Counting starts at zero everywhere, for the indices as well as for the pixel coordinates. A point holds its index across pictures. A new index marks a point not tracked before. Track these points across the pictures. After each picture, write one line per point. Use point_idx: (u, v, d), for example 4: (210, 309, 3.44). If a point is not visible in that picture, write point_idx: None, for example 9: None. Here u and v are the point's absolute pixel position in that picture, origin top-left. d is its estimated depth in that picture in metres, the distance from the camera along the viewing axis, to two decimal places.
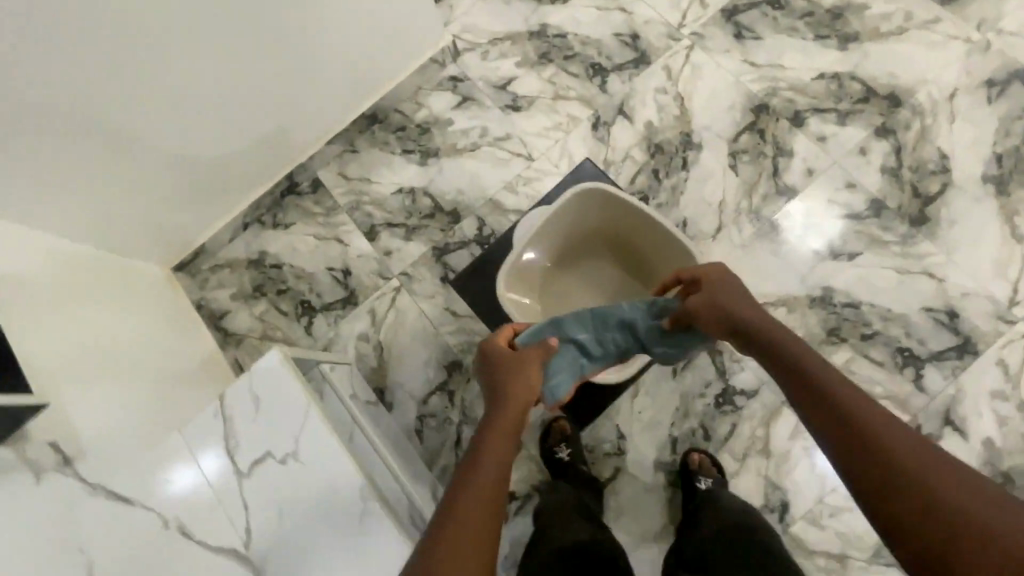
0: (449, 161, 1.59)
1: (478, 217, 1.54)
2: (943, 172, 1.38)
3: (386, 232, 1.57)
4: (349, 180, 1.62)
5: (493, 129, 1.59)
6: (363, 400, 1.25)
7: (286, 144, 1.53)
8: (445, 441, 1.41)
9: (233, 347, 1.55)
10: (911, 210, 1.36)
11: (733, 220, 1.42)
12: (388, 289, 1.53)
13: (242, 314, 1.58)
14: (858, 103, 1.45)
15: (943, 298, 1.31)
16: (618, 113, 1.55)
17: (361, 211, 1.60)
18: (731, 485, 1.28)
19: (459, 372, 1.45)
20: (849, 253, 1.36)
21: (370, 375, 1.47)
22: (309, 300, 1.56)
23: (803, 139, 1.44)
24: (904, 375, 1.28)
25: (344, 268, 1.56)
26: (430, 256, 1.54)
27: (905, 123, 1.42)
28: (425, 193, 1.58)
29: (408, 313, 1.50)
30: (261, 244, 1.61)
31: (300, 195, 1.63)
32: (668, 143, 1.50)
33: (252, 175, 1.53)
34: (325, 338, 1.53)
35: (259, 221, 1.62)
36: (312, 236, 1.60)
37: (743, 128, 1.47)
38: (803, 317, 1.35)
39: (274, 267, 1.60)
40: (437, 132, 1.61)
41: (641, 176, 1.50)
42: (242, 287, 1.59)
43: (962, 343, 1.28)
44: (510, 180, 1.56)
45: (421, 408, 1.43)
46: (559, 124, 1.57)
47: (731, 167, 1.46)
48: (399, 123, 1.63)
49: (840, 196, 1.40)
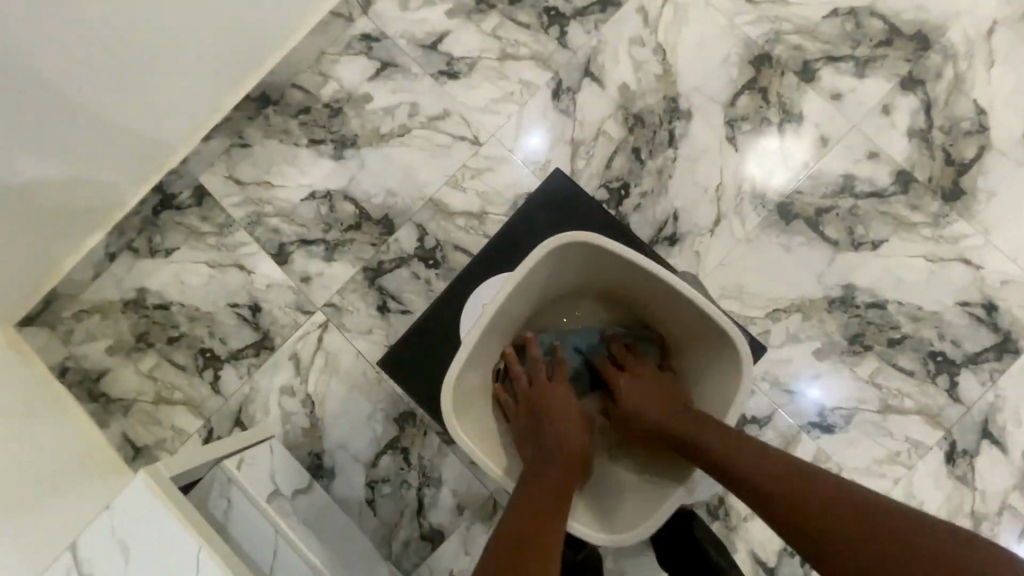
0: (373, 152, 1.24)
1: (417, 224, 1.21)
2: (980, 131, 1.13)
3: (300, 252, 1.22)
4: (245, 186, 1.25)
5: (426, 105, 1.24)
6: (288, 494, 1.02)
7: (151, 150, 1.13)
8: (404, 510, 1.14)
9: (116, 419, 1.19)
10: (943, 182, 1.13)
11: (734, 208, 1.15)
12: (312, 326, 1.20)
13: (125, 372, 1.21)
14: (880, 46, 1.16)
15: (981, 289, 1.10)
16: (584, 75, 1.22)
17: (264, 226, 1.24)
18: (745, 531, 1.08)
19: (413, 425, 1.16)
20: (873, 241, 1.12)
21: (300, 439, 1.16)
22: (211, 347, 1.21)
23: (813, 98, 1.17)
24: (938, 384, 1.09)
25: (252, 303, 1.22)
26: (360, 279, 1.20)
27: (936, 71, 1.15)
28: (345, 196, 1.23)
29: (341, 355, 1.18)
30: (138, 278, 1.23)
31: (182, 211, 1.24)
32: (649, 112, 1.19)
33: (112, 195, 1.14)
34: (239, 396, 1.19)
35: (132, 249, 1.23)
36: (205, 263, 1.23)
37: (740, 88, 1.18)
38: (822, 324, 1.12)
39: (160, 308, 1.22)
40: (352, 113, 1.25)
41: (618, 158, 1.19)
42: (121, 338, 1.22)
43: (1002, 341, 1.09)
44: (454, 173, 1.22)
45: (370, 473, 1.15)
46: (510, 93, 1.23)
47: (728, 139, 1.17)
48: (301, 102, 1.25)
49: (862, 169, 1.14)
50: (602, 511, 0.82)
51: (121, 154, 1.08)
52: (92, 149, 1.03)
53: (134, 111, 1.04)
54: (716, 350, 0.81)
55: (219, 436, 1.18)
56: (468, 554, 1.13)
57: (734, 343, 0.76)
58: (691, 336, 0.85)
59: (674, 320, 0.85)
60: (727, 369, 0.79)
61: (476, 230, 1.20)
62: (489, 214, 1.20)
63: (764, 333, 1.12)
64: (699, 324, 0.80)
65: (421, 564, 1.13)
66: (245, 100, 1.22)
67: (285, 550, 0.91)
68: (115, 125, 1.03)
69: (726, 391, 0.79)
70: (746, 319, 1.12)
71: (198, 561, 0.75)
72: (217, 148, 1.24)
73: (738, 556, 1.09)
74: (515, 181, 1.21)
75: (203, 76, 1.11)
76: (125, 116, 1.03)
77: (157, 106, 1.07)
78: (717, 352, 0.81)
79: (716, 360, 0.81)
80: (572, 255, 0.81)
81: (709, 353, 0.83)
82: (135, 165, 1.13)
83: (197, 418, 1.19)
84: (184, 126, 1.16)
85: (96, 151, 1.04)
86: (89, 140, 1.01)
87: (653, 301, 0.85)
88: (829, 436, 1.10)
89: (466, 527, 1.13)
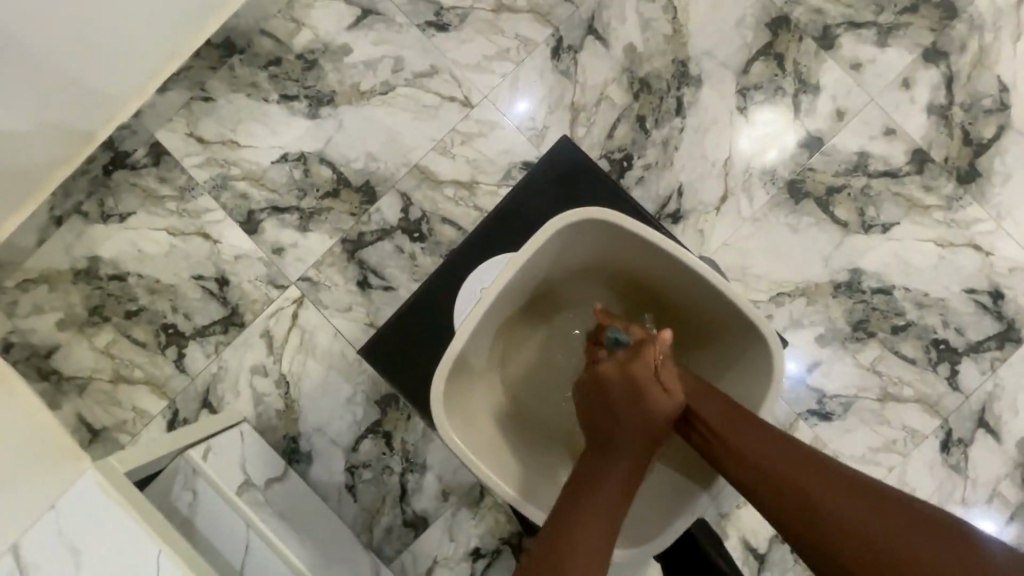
0: (353, 111, 1.12)
1: (401, 193, 1.11)
2: (1001, 110, 1.08)
3: (271, 220, 1.12)
4: (208, 144, 1.12)
5: (412, 60, 1.12)
6: (261, 483, 0.95)
7: (96, 105, 1.00)
8: (385, 496, 1.07)
9: (67, 399, 1.08)
10: (959, 163, 1.08)
11: (742, 185, 1.08)
12: (286, 301, 1.10)
13: (77, 349, 1.09)
14: (904, 13, 1.09)
15: (989, 276, 1.07)
16: (586, 33, 1.11)
17: (231, 190, 1.12)
18: (736, 521, 1.05)
19: (396, 407, 1.08)
20: (883, 224, 1.07)
21: (273, 422, 1.08)
22: (175, 323, 1.11)
23: (830, 68, 1.09)
24: (938, 372, 1.07)
25: (219, 276, 1.11)
26: (339, 251, 1.11)
27: (960, 43, 1.08)
28: (321, 159, 1.12)
29: (317, 333, 1.09)
30: (88, 246, 1.11)
31: (137, 171, 1.12)
32: (657, 77, 1.10)
33: (51, 154, 1.00)
34: (205, 376, 1.09)
35: (81, 213, 1.11)
36: (165, 231, 1.12)
37: (755, 53, 1.10)
38: (826, 310, 1.07)
39: (115, 280, 1.11)
40: (329, 66, 1.13)
41: (621, 126, 1.10)
42: (72, 311, 1.10)
43: (1005, 330, 1.07)
44: (443, 137, 1.12)
45: (350, 457, 1.08)
46: (505, 50, 1.12)
47: (740, 109, 1.09)
48: (271, 53, 1.13)
49: (877, 147, 1.08)
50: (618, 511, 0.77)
51: (61, 106, 0.94)
52: (33, 100, 0.89)
53: (74, 56, 0.90)
54: (743, 346, 0.74)
55: (184, 419, 1.09)
56: (453, 540, 1.06)
57: (762, 334, 0.70)
58: (713, 329, 0.78)
59: (693, 312, 0.78)
60: (755, 365, 0.73)
61: (465, 201, 1.11)
62: (479, 183, 1.11)
63: (767, 317, 1.07)
64: (722, 314, 0.74)
65: (403, 552, 1.06)
66: (206, 47, 1.09)
67: (258, 546, 0.86)
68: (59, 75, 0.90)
69: (751, 390, 0.73)
70: (749, 302, 1.07)
71: (158, 564, 0.69)
72: (175, 101, 1.11)
73: (729, 543, 1.05)
74: (509, 148, 1.11)
75: (163, 23, 0.98)
76: (64, 61, 0.89)
77: (103, 52, 0.93)
78: (744, 352, 0.75)
79: (741, 356, 0.75)
80: (581, 235, 0.74)
81: (733, 349, 0.76)
82: (77, 120, 0.99)
83: (160, 399, 1.09)
84: (137, 80, 1.03)
85: (38, 102, 0.90)
86: (19, 87, 0.86)
87: (674, 290, 0.78)
88: (826, 424, 1.06)
89: (451, 514, 1.07)
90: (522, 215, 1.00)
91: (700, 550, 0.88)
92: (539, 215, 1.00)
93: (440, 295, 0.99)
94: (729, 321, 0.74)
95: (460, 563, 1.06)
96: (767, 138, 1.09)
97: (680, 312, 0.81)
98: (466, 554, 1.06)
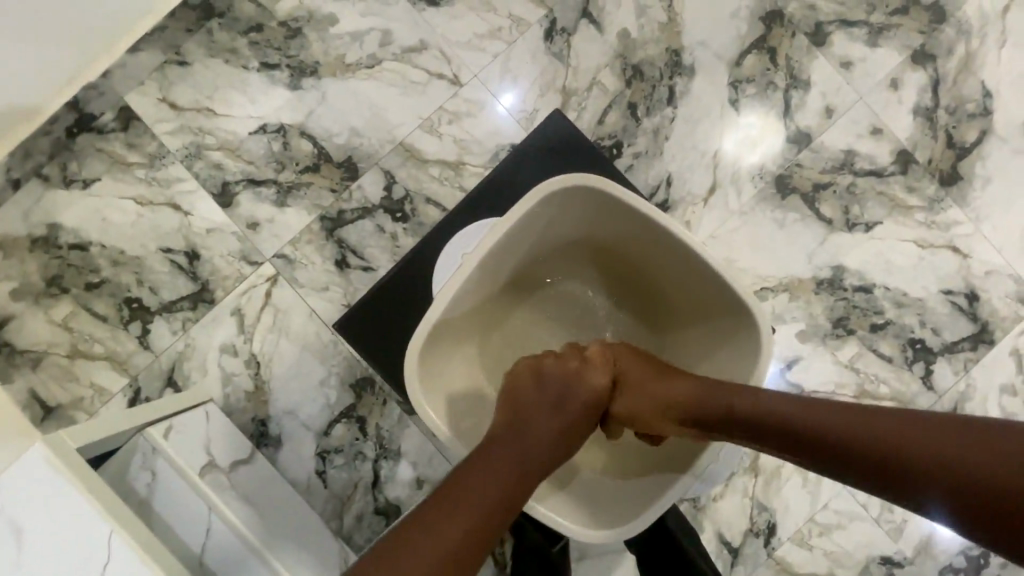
0: (336, 84, 1.08)
1: (384, 169, 1.08)
2: (984, 115, 1.10)
3: (246, 193, 1.07)
4: (180, 111, 1.07)
5: (400, 34, 1.09)
6: (225, 465, 0.89)
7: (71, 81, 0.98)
8: (357, 483, 1.03)
9: (21, 374, 1.02)
10: (941, 166, 1.09)
11: (731, 178, 1.08)
12: (259, 279, 1.06)
13: (33, 321, 1.03)
14: (896, 14, 1.10)
15: (965, 279, 1.09)
16: (580, 17, 1.09)
17: (205, 160, 1.07)
18: (709, 511, 1.05)
19: (371, 392, 1.05)
20: (867, 223, 1.08)
21: (242, 404, 1.04)
22: (140, 297, 1.05)
23: (822, 65, 1.09)
24: (913, 372, 1.08)
25: (188, 249, 1.06)
26: (318, 229, 1.06)
27: (947, 47, 1.10)
28: (302, 132, 1.08)
29: (291, 312, 1.05)
30: (48, 212, 1.04)
31: (104, 135, 1.06)
32: (649, 65, 1.09)
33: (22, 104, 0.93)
34: (171, 353, 1.04)
35: (42, 176, 1.05)
36: (134, 200, 1.06)
37: (750, 46, 1.09)
38: (807, 305, 1.07)
39: (76, 249, 1.05)
40: (313, 35, 1.08)
41: (612, 113, 1.08)
42: (29, 281, 1.04)
43: (978, 331, 1.08)
44: (430, 115, 1.08)
45: (321, 442, 1.04)
46: (497, 29, 1.09)
47: (732, 102, 1.09)
48: (252, 18, 1.08)
49: (864, 146, 1.09)
50: (641, 495, 0.75)
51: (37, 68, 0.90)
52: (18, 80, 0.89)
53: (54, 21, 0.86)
54: (732, 329, 0.74)
55: (147, 397, 1.03)
56: None
57: (749, 307, 0.70)
58: (699, 308, 0.77)
59: (685, 287, 0.77)
60: (741, 346, 0.73)
61: (451, 181, 1.08)
62: (466, 164, 1.08)
63: None
64: (710, 288, 0.73)
65: (373, 540, 1.03)
66: (183, 7, 1.04)
67: (220, 528, 0.84)
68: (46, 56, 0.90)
69: (736, 372, 0.73)
70: None
71: (111, 549, 0.65)
72: (147, 62, 1.05)
73: (703, 535, 1.05)
74: (495, 130, 1.08)
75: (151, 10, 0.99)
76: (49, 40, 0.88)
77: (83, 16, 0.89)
78: (731, 334, 0.74)
79: (731, 332, 0.74)
80: (566, 205, 0.73)
81: (720, 329, 0.76)
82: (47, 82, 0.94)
83: (121, 376, 1.04)
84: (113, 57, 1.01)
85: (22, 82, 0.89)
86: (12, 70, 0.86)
87: (661, 267, 0.77)
88: None
89: None
90: (515, 182, 1.04)
91: (676, 544, 0.87)
92: (530, 185, 1.05)
93: (430, 261, 1.03)
94: (718, 296, 0.73)
95: None
96: (756, 133, 1.08)
97: (670, 292, 0.80)
98: None
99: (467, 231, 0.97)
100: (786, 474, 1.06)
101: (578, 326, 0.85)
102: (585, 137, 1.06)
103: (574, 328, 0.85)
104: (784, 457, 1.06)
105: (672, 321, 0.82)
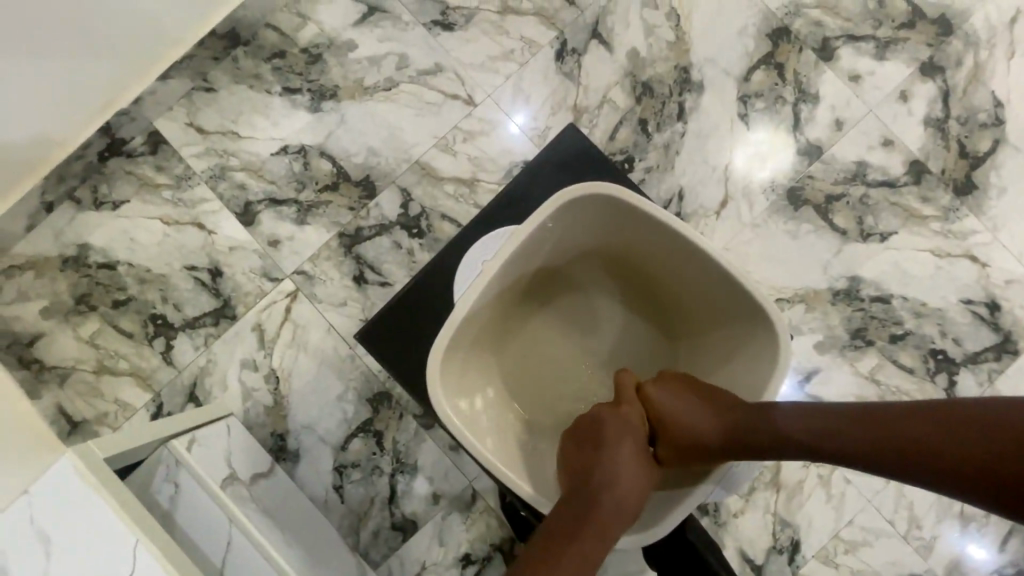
0: (354, 107, 1.12)
1: (400, 188, 1.11)
2: (995, 125, 1.10)
3: (269, 212, 1.10)
4: (206, 135, 1.11)
5: (415, 57, 1.13)
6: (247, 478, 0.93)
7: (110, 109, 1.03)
8: (374, 498, 1.03)
9: (49, 389, 1.05)
10: (955, 175, 1.09)
11: (743, 191, 1.09)
12: (279, 295, 1.08)
13: (62, 338, 1.06)
14: (902, 28, 1.11)
15: (985, 288, 1.07)
16: (590, 37, 1.13)
17: (228, 181, 1.11)
18: (732, 528, 1.03)
19: (388, 406, 1.06)
20: (882, 233, 1.08)
21: (261, 418, 1.05)
22: (164, 314, 1.08)
23: (830, 79, 1.11)
24: (937, 383, 1.06)
25: (212, 266, 1.09)
26: (336, 246, 1.09)
27: (955, 58, 1.11)
28: (321, 153, 1.11)
29: (310, 327, 1.07)
30: (79, 232, 1.09)
31: (133, 159, 1.11)
32: (659, 82, 1.11)
33: (56, 130, 0.96)
34: (193, 368, 1.06)
35: (74, 199, 1.09)
36: (160, 221, 1.10)
37: (757, 62, 1.11)
38: (824, 316, 1.06)
39: (104, 268, 1.08)
40: (333, 61, 1.13)
41: (624, 129, 1.10)
42: (57, 299, 1.07)
43: (1001, 341, 1.06)
44: (445, 135, 1.12)
45: (339, 456, 1.04)
46: (510, 52, 1.13)
47: (741, 116, 1.11)
48: (275, 46, 1.13)
49: (874, 157, 1.09)
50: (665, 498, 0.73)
51: (80, 97, 0.96)
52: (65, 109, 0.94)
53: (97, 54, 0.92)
54: (746, 334, 0.75)
55: (169, 412, 1.05)
56: (443, 545, 1.03)
57: (767, 316, 0.70)
58: (712, 314, 0.78)
59: (698, 293, 0.78)
60: (754, 353, 0.73)
61: (466, 198, 1.10)
62: (480, 181, 1.11)
63: None
64: (726, 296, 0.74)
65: (390, 556, 1.02)
66: (211, 37, 1.07)
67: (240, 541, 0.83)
68: (88, 87, 0.95)
69: (753, 377, 0.72)
70: None
71: (135, 555, 0.65)
72: (176, 90, 1.09)
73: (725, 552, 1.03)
74: (509, 148, 1.11)
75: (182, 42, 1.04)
76: (91, 71, 0.93)
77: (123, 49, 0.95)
78: (746, 341, 0.75)
79: (745, 338, 0.75)
80: (579, 216, 0.75)
81: (731, 333, 0.77)
82: (89, 111, 0.99)
83: (145, 392, 1.06)
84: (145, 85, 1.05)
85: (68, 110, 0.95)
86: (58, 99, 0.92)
87: (674, 273, 0.78)
88: None
89: (441, 518, 1.03)
90: (531, 195, 1.05)
91: (700, 557, 0.87)
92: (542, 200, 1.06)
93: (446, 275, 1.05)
94: (732, 300, 0.74)
95: (449, 569, 1.02)
96: (767, 148, 1.10)
97: (682, 300, 0.81)
98: (455, 559, 1.03)
99: (483, 242, 0.99)
100: (809, 488, 1.04)
101: (594, 335, 0.86)
102: (597, 151, 1.07)
103: (590, 336, 0.86)
104: (806, 471, 1.04)
105: (685, 328, 0.83)
